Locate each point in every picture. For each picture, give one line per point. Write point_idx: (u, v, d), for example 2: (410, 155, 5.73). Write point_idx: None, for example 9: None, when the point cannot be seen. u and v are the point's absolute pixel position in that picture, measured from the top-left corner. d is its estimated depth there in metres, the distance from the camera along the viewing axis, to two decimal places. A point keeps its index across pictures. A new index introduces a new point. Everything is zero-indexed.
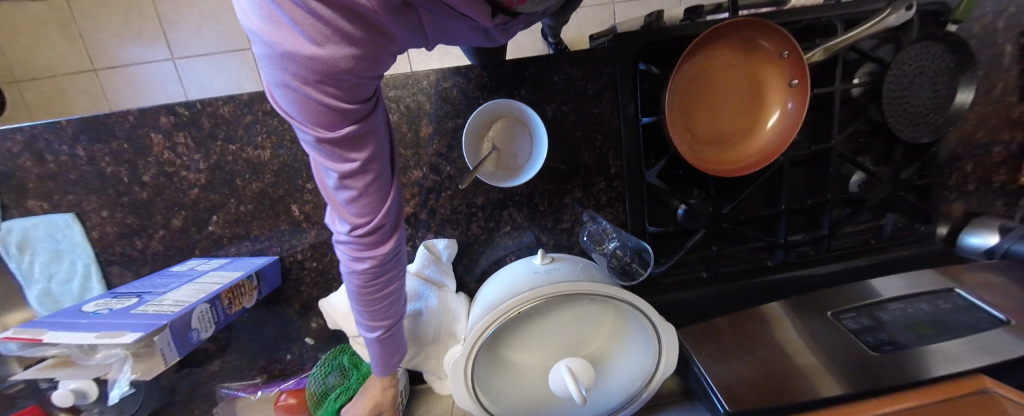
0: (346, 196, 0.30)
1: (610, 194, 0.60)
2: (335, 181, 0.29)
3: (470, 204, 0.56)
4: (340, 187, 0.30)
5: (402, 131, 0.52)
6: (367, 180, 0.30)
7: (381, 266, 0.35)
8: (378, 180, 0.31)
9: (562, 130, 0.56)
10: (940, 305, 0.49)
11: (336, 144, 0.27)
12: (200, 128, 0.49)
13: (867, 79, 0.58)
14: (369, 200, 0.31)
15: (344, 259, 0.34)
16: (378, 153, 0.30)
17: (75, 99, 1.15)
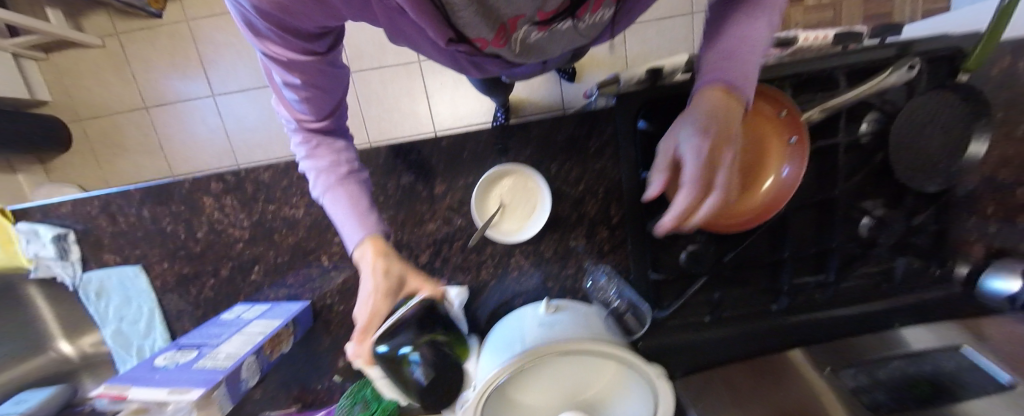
0: (293, 96, 0.31)
1: (612, 241, 0.63)
2: (279, 80, 0.30)
3: (480, 253, 0.60)
4: (286, 88, 0.31)
5: (417, 189, 0.58)
6: (313, 92, 0.31)
7: (331, 155, 0.36)
8: (325, 89, 0.32)
9: (565, 183, 0.60)
10: (944, 364, 0.54)
11: (290, 66, 0.29)
12: (243, 191, 0.56)
13: (875, 125, 0.58)
14: (314, 103, 0.33)
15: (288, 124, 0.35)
16: (324, 81, 0.31)
17: (129, 134, 1.28)
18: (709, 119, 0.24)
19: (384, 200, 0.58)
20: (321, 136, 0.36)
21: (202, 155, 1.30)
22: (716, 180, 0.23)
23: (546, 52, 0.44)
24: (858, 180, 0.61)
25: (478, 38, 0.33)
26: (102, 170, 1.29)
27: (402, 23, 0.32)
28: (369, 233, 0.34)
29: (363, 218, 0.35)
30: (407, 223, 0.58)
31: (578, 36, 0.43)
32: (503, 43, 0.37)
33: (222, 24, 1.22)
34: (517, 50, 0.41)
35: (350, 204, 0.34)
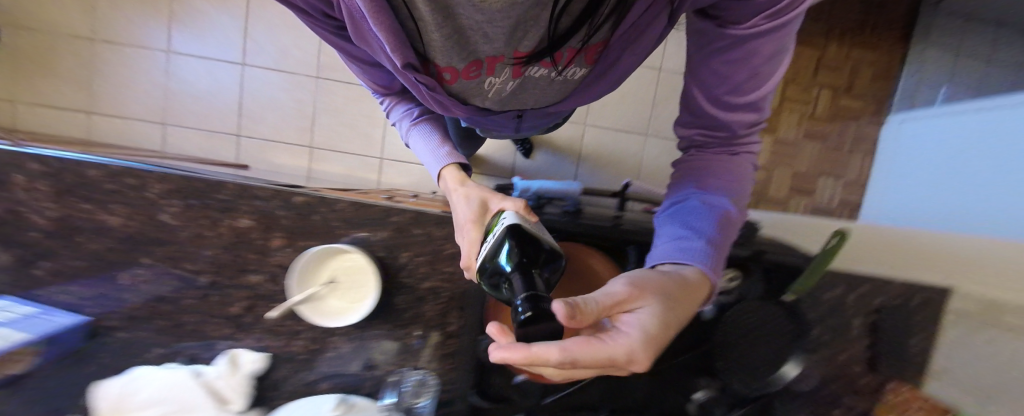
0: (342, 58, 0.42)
1: (444, 348, 0.60)
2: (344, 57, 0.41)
3: (299, 320, 0.57)
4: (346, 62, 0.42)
5: (252, 236, 0.56)
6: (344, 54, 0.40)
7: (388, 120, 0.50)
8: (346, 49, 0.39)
9: (412, 277, 0.58)
10: None
11: (342, 44, 0.38)
12: (66, 182, 0.53)
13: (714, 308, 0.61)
14: (374, 74, 0.44)
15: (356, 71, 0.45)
16: (341, 45, 0.38)
17: (58, 58, 1.20)
18: (671, 279, 0.27)
19: (214, 237, 0.56)
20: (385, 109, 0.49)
21: (128, 104, 1.24)
22: (658, 326, 0.24)
23: (523, 103, 0.51)
24: (683, 361, 0.65)
25: (446, 66, 0.37)
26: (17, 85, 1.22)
27: (371, 39, 0.33)
28: (449, 164, 0.43)
29: (435, 154, 0.44)
30: (231, 267, 0.56)
31: (551, 91, 0.47)
32: (473, 78, 0.40)
33: None
34: (493, 98, 0.47)
35: (428, 143, 0.45)
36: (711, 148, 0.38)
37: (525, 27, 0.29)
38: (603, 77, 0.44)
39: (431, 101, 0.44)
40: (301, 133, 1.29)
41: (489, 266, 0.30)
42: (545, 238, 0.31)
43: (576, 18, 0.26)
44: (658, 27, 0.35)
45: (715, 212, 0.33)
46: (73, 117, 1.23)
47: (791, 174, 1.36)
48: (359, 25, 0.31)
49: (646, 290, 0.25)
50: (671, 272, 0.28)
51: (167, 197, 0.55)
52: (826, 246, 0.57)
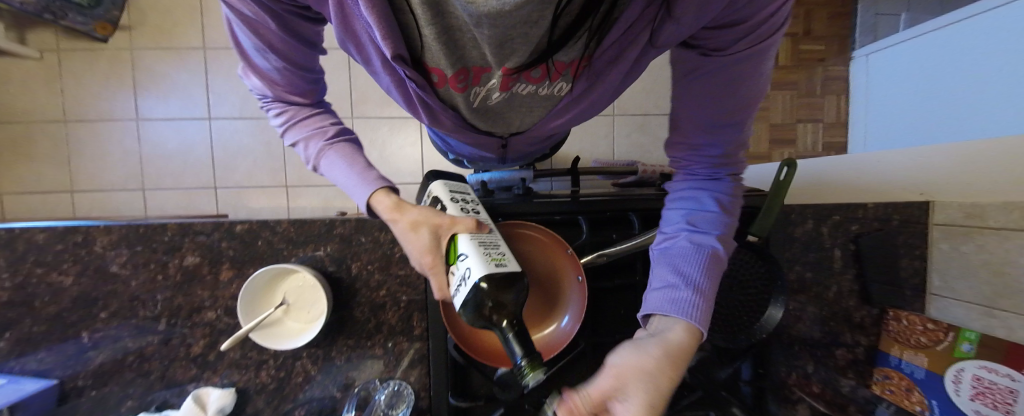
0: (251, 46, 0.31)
1: (413, 354, 0.59)
2: (253, 44, 0.30)
3: (261, 350, 0.57)
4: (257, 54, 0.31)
5: (203, 272, 0.56)
6: (273, 48, 0.31)
7: (293, 137, 0.37)
8: (279, 43, 0.31)
9: (367, 286, 0.57)
10: None
11: (265, 33, 0.29)
12: (12, 249, 0.54)
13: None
14: (287, 76, 0.34)
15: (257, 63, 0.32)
16: (278, 37, 0.30)
17: (36, 144, 1.26)
18: (680, 362, 0.29)
19: (165, 279, 0.56)
20: (285, 123, 0.36)
21: (106, 175, 1.28)
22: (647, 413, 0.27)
23: (509, 123, 0.53)
24: None
25: (435, 67, 0.36)
26: None
27: (360, 35, 0.31)
28: (375, 194, 0.34)
29: (363, 174, 0.34)
30: (186, 307, 0.56)
31: (538, 107, 0.47)
32: (466, 90, 0.41)
33: (164, 56, 1.26)
34: (477, 108, 0.47)
35: (347, 163, 0.34)
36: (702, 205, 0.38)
37: (512, 44, 0.28)
38: (587, 95, 0.44)
39: (413, 100, 0.44)
40: (274, 174, 1.31)
41: (470, 312, 0.31)
42: (503, 261, 0.32)
43: (577, 15, 0.26)
44: (638, 47, 0.35)
45: (702, 253, 0.34)
46: (55, 197, 1.27)
47: (764, 126, 1.34)
48: (348, 22, 0.30)
49: (628, 379, 0.28)
50: (654, 346, 0.29)
51: (113, 247, 0.56)
52: (776, 178, 0.55)
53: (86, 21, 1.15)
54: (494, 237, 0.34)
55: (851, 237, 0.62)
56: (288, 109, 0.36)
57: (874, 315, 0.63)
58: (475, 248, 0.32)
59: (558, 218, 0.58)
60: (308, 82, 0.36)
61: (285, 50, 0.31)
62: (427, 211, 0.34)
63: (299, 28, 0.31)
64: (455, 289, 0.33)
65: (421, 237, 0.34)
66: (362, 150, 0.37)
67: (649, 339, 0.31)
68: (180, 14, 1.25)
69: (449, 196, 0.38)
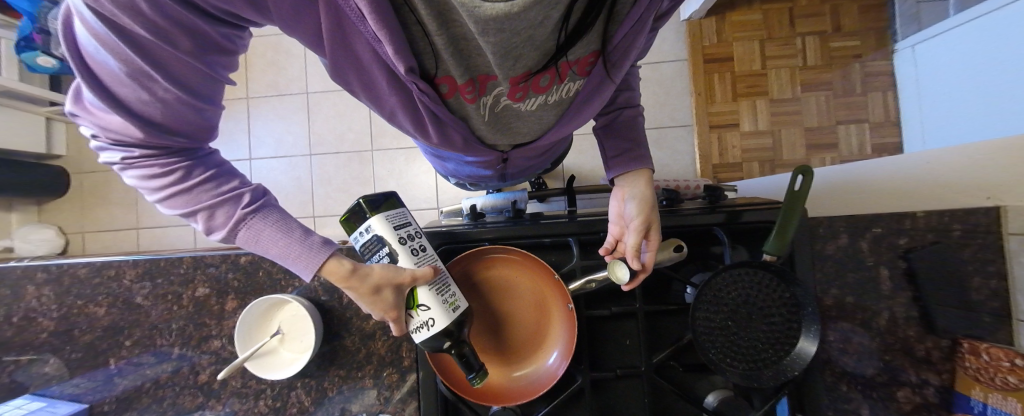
0: (123, 69, 0.25)
1: (404, 387, 0.57)
2: (126, 67, 0.24)
3: (260, 379, 0.58)
4: (130, 77, 0.25)
5: (211, 302, 0.60)
6: (159, 76, 0.25)
7: (192, 205, 0.32)
8: (165, 67, 0.25)
9: (358, 314, 0.58)
10: None
11: (159, 52, 0.24)
12: (61, 282, 0.61)
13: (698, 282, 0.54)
14: (174, 105, 0.28)
15: (128, 90, 0.26)
16: (173, 59, 0.25)
17: (114, 189, 1.46)
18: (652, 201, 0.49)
19: (180, 308, 0.60)
20: (177, 187, 0.31)
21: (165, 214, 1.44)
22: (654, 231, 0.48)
23: (519, 131, 0.53)
24: (675, 363, 0.56)
25: (444, 76, 0.37)
26: (84, 219, 1.46)
27: (361, 52, 0.34)
28: (320, 266, 0.36)
29: (306, 245, 0.35)
30: (197, 336, 0.59)
31: (549, 114, 0.48)
32: (477, 100, 0.42)
33: None
34: (488, 119, 0.47)
35: (280, 235, 0.34)
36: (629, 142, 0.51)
37: (515, 49, 0.30)
38: (597, 91, 0.46)
39: (422, 118, 0.46)
40: (305, 205, 1.43)
41: (429, 345, 0.41)
42: (453, 304, 0.41)
43: (585, 10, 0.29)
44: (644, 33, 0.38)
45: (642, 168, 0.50)
46: (125, 235, 1.45)
47: (799, 131, 1.22)
48: (348, 43, 0.33)
49: (648, 214, 0.47)
50: (640, 196, 0.49)
51: (138, 280, 0.61)
52: (790, 188, 0.49)
53: None
54: (446, 280, 0.41)
55: (901, 252, 0.54)
56: (177, 167, 0.31)
57: (943, 346, 0.51)
58: (434, 299, 0.39)
59: (551, 239, 0.54)
60: (204, 114, 0.31)
61: (176, 77, 0.26)
62: (388, 268, 0.37)
63: (211, 39, 0.26)
64: (416, 328, 0.40)
65: (383, 300, 0.37)
66: (284, 211, 0.36)
67: (632, 195, 0.49)
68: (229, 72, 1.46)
69: (395, 237, 0.39)
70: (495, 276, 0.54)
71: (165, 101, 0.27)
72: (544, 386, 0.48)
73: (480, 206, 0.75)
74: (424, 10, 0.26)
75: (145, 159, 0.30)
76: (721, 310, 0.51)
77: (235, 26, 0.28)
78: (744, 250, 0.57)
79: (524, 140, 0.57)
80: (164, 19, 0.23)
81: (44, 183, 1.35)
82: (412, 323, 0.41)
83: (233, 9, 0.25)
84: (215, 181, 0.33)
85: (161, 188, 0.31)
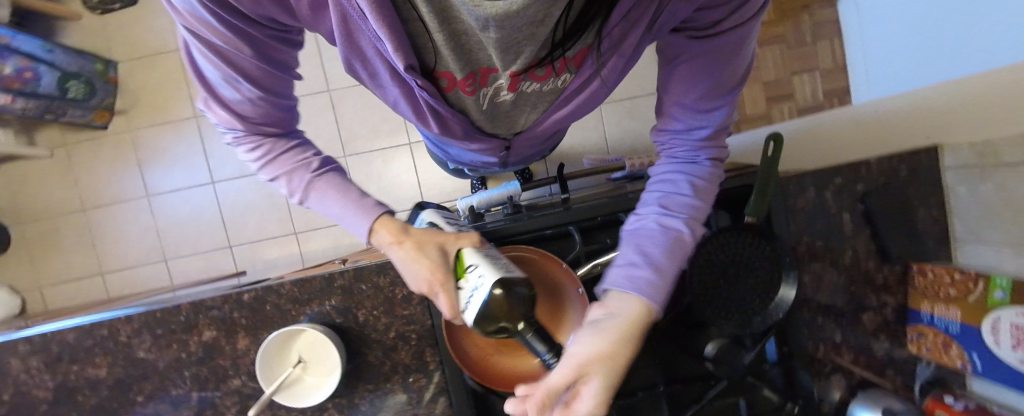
0: (217, 78, 0.27)
1: (432, 388, 0.60)
2: (219, 77, 0.27)
3: (289, 408, 0.58)
4: (226, 86, 0.28)
5: (220, 344, 0.58)
6: (247, 83, 0.28)
7: (273, 172, 0.35)
8: (253, 73, 0.27)
9: (377, 330, 0.59)
10: None
11: (237, 61, 0.26)
12: (48, 352, 0.57)
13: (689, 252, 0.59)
14: (261, 105, 0.30)
15: (228, 94, 0.29)
16: (253, 70, 0.27)
17: (64, 235, 1.34)
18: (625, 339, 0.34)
19: (186, 356, 0.58)
20: (266, 157, 0.34)
21: (130, 254, 1.36)
22: (600, 395, 0.32)
23: (515, 119, 0.54)
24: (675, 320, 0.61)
25: (445, 72, 0.37)
26: (37, 272, 1.34)
27: (366, 47, 0.32)
28: (378, 220, 0.36)
29: (361, 205, 0.35)
30: (212, 379, 0.58)
31: (543, 101, 0.49)
32: (474, 90, 0.41)
33: (168, 133, 1.37)
34: (486, 109, 0.48)
35: (341, 196, 0.35)
36: (672, 208, 0.40)
37: (517, 45, 0.29)
38: (590, 82, 0.45)
39: (422, 111, 0.46)
40: (284, 223, 1.38)
41: (483, 319, 0.35)
42: (505, 267, 0.36)
43: (583, 8, 0.25)
44: (641, 27, 0.32)
45: (633, 283, 0.36)
46: (90, 281, 1.35)
47: (758, 86, 1.28)
48: (355, 39, 0.31)
49: (591, 366, 0.32)
50: (610, 326, 0.34)
51: (133, 335, 0.57)
52: (765, 154, 0.53)
53: (84, 114, 1.30)
54: (492, 251, 0.39)
55: (863, 195, 0.60)
56: (263, 141, 0.34)
57: (897, 272, 0.60)
58: (480, 258, 0.36)
59: (552, 232, 0.57)
60: (282, 107, 0.34)
61: (259, 80, 0.28)
62: (431, 231, 0.38)
63: (270, 45, 0.27)
64: (467, 302, 0.35)
65: (422, 258, 0.36)
66: (344, 175, 0.37)
67: (605, 318, 0.35)
68: (170, 89, 1.39)
69: (445, 220, 0.45)
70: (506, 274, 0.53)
71: (251, 100, 0.30)
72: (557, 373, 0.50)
73: (476, 204, 0.76)
74: (425, 10, 0.25)
75: (243, 135, 0.33)
76: (712, 273, 0.56)
77: (288, 28, 0.28)
78: (727, 214, 0.62)
79: (524, 128, 0.57)
80: (236, 35, 0.23)
81: None
82: (461, 298, 0.36)
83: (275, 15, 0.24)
84: (293, 150, 0.35)
85: (253, 155, 0.34)
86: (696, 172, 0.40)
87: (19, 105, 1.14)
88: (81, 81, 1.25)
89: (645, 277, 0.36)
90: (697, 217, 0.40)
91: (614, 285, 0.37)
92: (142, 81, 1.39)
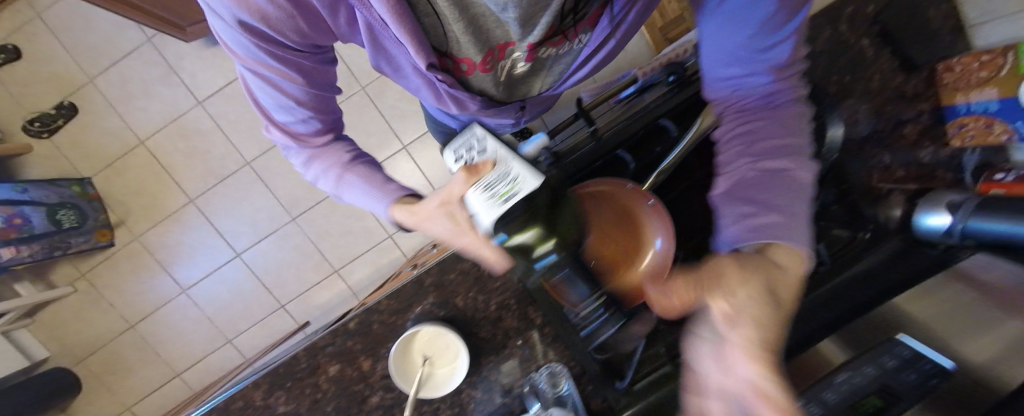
0: (273, 101, 0.38)
1: (545, 339, 0.64)
2: (276, 99, 0.38)
3: (430, 402, 0.63)
4: (277, 107, 0.39)
5: (349, 373, 0.62)
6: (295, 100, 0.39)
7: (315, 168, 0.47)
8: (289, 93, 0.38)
9: (477, 308, 0.63)
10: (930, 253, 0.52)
11: (286, 88, 0.37)
12: None
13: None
14: (307, 118, 0.42)
15: (278, 114, 0.41)
16: (291, 93, 0.38)
17: (125, 355, 1.37)
18: (761, 263, 0.29)
19: (322, 394, 0.61)
20: (311, 159, 0.47)
21: (194, 349, 1.39)
22: (759, 327, 0.25)
23: (531, 83, 0.53)
24: None
25: (466, 57, 0.38)
26: (118, 396, 1.38)
27: (386, 51, 0.37)
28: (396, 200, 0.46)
29: (384, 188, 0.47)
30: (352, 406, 0.62)
31: (561, 59, 0.48)
32: (489, 68, 0.42)
33: (173, 226, 1.36)
34: (501, 82, 0.48)
35: (369, 184, 0.46)
36: (765, 153, 0.34)
37: (537, 11, 0.29)
38: (610, 39, 0.45)
39: (443, 98, 0.47)
40: (321, 266, 1.40)
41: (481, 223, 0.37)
42: (507, 175, 0.36)
43: None
44: None
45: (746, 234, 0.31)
46: (169, 386, 1.39)
47: None
48: (382, 46, 0.35)
49: (735, 283, 0.26)
50: (757, 257, 0.30)
51: (269, 395, 0.61)
52: None
53: (88, 239, 1.27)
54: (504, 167, 0.37)
55: (872, 17, 0.61)
56: (306, 149, 0.47)
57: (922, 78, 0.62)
58: (484, 195, 0.36)
59: (603, 162, 0.60)
60: (322, 118, 0.45)
61: (297, 97, 0.39)
62: (440, 189, 0.41)
63: (306, 68, 0.37)
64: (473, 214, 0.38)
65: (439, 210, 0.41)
66: (374, 168, 0.49)
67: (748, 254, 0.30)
68: (154, 184, 1.35)
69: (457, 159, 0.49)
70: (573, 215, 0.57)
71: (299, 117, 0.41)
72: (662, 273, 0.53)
73: None
74: None
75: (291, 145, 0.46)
76: None
77: (319, 54, 0.38)
78: None
79: (534, 95, 0.58)
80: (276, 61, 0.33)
81: (59, 388, 1.25)
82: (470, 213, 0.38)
83: (310, 42, 0.34)
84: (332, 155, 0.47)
85: (300, 155, 0.48)
86: (778, 117, 0.35)
87: (25, 253, 1.14)
88: (69, 209, 1.23)
89: (744, 228, 0.32)
90: (796, 156, 0.34)
91: (721, 241, 0.34)
92: (123, 187, 1.35)
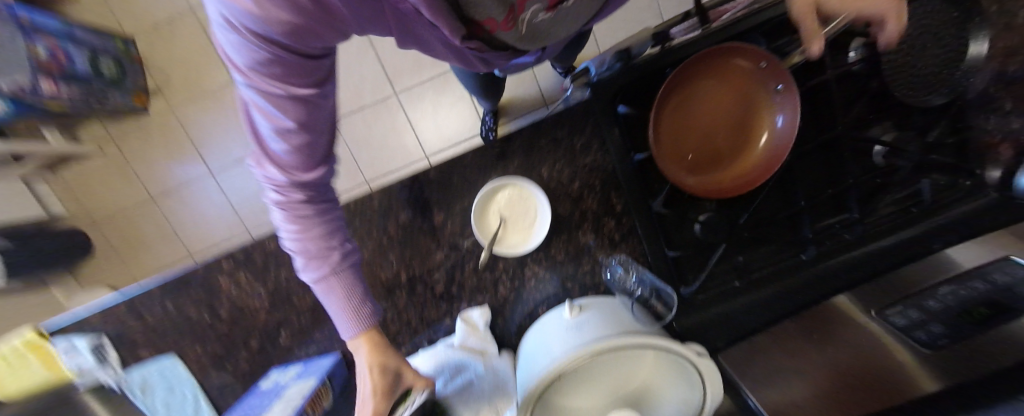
0: (282, 148, 0.28)
1: (621, 230, 0.61)
2: (270, 131, 0.26)
3: (492, 270, 0.61)
4: (276, 140, 0.27)
5: (417, 225, 0.58)
6: (303, 134, 0.28)
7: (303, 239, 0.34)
8: (301, 129, 0.27)
9: (561, 183, 0.58)
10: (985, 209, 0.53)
11: (286, 109, 0.25)
12: (254, 263, 0.58)
13: (860, 54, 0.56)
14: (305, 155, 0.30)
15: (283, 160, 0.29)
16: (312, 119, 0.28)
17: (142, 227, 1.34)
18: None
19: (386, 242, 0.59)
20: (311, 246, 0.34)
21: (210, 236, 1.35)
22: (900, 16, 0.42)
23: (567, 27, 0.35)
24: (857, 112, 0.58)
25: (488, 20, 0.26)
26: (129, 267, 1.35)
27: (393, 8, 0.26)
28: (364, 332, 0.41)
29: (333, 237, 0.36)
30: (416, 258, 0.59)
31: (590, 7, 0.33)
32: (512, 27, 0.29)
33: (206, 104, 1.29)
34: (522, 33, 0.31)
35: (321, 247, 0.35)
36: None
37: None
38: None
39: (469, 60, 0.37)
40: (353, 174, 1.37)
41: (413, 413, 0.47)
42: None
43: None
44: None
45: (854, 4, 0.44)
46: None
47: None
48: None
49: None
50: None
51: None
52: None
53: (125, 98, 1.22)
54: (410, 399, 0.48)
55: None
56: (309, 218, 0.33)
57: None
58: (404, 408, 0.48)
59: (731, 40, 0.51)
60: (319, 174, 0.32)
61: (309, 113, 0.27)
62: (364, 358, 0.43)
63: (308, 68, 0.25)
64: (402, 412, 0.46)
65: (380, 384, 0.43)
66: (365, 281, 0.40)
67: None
68: (193, 55, 1.28)
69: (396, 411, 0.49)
70: (691, 90, 0.53)
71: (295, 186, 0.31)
72: (780, 160, 0.50)
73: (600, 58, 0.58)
74: None
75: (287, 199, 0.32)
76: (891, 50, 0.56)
77: (319, 93, 0.26)
78: None
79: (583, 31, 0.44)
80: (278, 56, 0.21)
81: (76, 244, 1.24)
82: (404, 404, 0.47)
83: (315, 40, 0.23)
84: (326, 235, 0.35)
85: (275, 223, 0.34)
86: None
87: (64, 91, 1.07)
88: (108, 59, 1.17)
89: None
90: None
91: None
92: (162, 53, 1.28)
